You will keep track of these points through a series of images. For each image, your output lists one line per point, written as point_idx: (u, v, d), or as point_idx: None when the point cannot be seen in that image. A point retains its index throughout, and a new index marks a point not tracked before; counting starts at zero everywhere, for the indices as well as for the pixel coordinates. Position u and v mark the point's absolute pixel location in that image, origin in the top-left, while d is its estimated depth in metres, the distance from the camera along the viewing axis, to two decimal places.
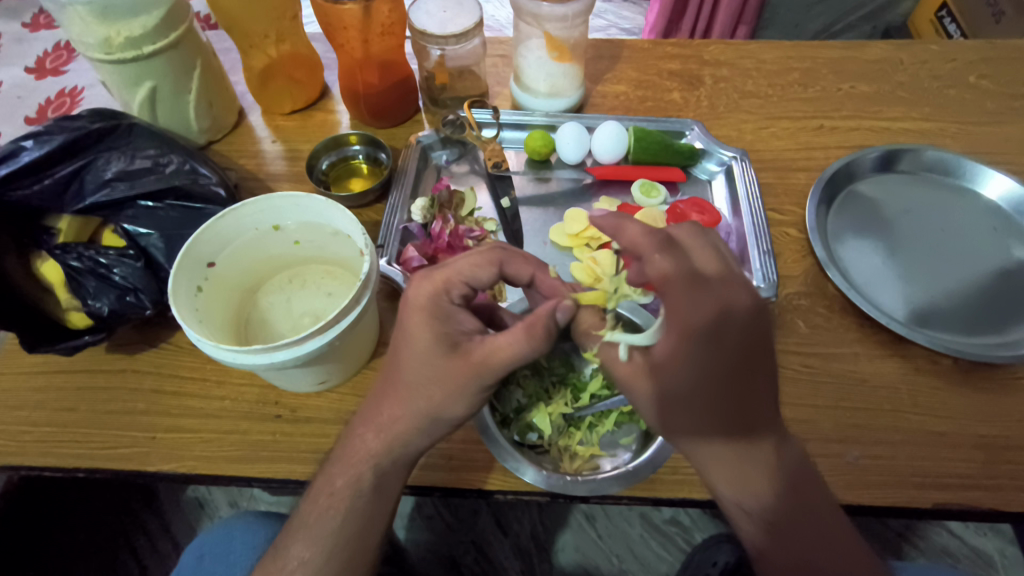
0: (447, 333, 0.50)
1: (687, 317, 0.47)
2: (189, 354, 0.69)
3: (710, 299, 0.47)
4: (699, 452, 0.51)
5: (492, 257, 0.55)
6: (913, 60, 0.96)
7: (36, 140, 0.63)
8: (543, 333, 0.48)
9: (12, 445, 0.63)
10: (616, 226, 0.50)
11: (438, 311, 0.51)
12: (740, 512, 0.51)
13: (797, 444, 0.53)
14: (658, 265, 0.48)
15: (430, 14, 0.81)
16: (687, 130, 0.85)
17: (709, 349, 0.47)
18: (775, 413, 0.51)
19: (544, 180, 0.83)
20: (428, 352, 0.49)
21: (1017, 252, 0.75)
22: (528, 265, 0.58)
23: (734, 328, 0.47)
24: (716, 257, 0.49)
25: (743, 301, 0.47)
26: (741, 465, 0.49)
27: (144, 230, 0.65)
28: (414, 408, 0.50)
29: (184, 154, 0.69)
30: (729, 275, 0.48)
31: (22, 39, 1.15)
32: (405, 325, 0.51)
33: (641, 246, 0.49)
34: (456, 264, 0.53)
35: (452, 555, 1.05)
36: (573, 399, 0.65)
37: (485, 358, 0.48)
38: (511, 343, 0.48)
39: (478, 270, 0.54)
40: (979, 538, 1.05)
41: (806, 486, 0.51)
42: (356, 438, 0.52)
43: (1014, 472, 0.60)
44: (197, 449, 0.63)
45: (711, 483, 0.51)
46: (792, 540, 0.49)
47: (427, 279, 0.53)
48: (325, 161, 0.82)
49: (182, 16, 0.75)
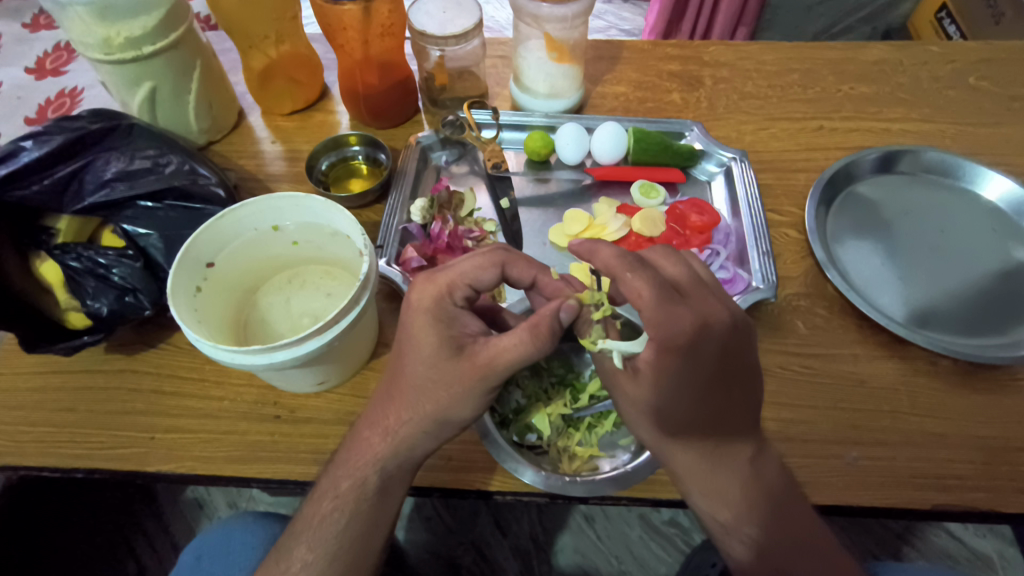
0: (452, 336, 0.50)
1: (668, 332, 0.47)
2: (188, 354, 0.69)
3: (689, 312, 0.47)
4: (676, 460, 0.51)
5: (495, 258, 0.55)
6: (912, 61, 0.96)
7: (35, 140, 0.63)
8: (546, 334, 0.48)
9: (10, 445, 0.63)
10: (590, 249, 0.50)
11: (442, 313, 0.51)
12: (716, 522, 0.51)
13: (775, 454, 0.54)
14: (635, 285, 0.47)
15: (429, 15, 0.81)
16: (686, 131, 0.85)
17: (687, 365, 0.47)
18: (752, 422, 0.52)
19: (544, 181, 0.83)
20: (434, 354, 0.50)
21: (1016, 253, 0.75)
22: (531, 267, 0.58)
23: (715, 342, 0.47)
24: (687, 269, 0.50)
25: (721, 316, 0.48)
26: (714, 473, 0.50)
27: (143, 230, 0.65)
28: (419, 411, 0.50)
29: (184, 154, 0.69)
30: (701, 288, 0.50)
31: (21, 39, 1.15)
32: (410, 328, 0.51)
33: (616, 267, 0.47)
34: (460, 266, 0.54)
35: (452, 556, 1.05)
36: (572, 399, 0.65)
37: (490, 360, 0.48)
38: (516, 345, 0.48)
39: (481, 272, 0.54)
40: (979, 539, 1.05)
41: (788, 496, 0.52)
42: (361, 441, 0.52)
43: (1013, 473, 0.60)
44: (197, 449, 0.63)
45: (686, 493, 0.52)
46: (768, 550, 0.50)
47: (432, 282, 0.53)
48: (325, 161, 0.82)
49: (182, 17, 0.75)
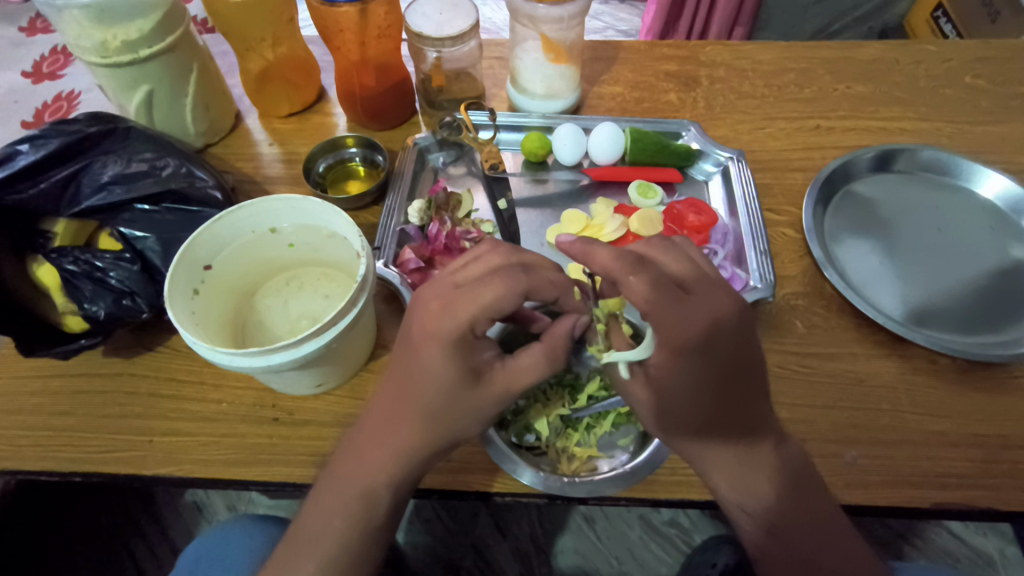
0: (470, 366, 0.48)
1: (680, 334, 0.45)
2: (186, 357, 0.69)
3: (701, 311, 0.46)
4: (701, 458, 0.51)
5: (519, 286, 0.48)
6: (908, 60, 0.96)
7: (32, 144, 0.63)
8: (563, 353, 0.52)
9: (9, 449, 0.63)
10: (584, 252, 0.46)
11: (460, 347, 0.47)
12: (743, 513, 0.51)
13: (797, 445, 0.54)
14: (634, 291, 0.44)
15: (426, 17, 0.81)
16: (684, 131, 0.85)
17: (700, 362, 0.47)
18: (771, 414, 0.52)
19: (541, 182, 0.83)
20: (454, 386, 0.48)
21: (1015, 252, 0.75)
22: (554, 288, 0.52)
23: (726, 337, 0.47)
24: (692, 265, 0.49)
25: (730, 310, 0.47)
26: (741, 467, 0.51)
27: (140, 233, 0.65)
28: (434, 430, 0.50)
29: (181, 158, 0.69)
30: (709, 283, 0.48)
31: (20, 44, 1.16)
32: (422, 359, 0.48)
33: (615, 271, 0.45)
34: (483, 300, 0.46)
35: (452, 558, 1.05)
36: (571, 400, 0.65)
37: (508, 385, 0.50)
38: (533, 367, 0.50)
39: (505, 302, 0.47)
40: (979, 538, 1.05)
41: (812, 486, 0.52)
42: (366, 454, 0.51)
43: (1012, 471, 0.60)
44: (195, 453, 0.63)
45: (712, 486, 0.52)
46: (795, 541, 0.50)
47: (449, 318, 0.47)
48: (321, 163, 0.82)
49: (179, 20, 0.76)
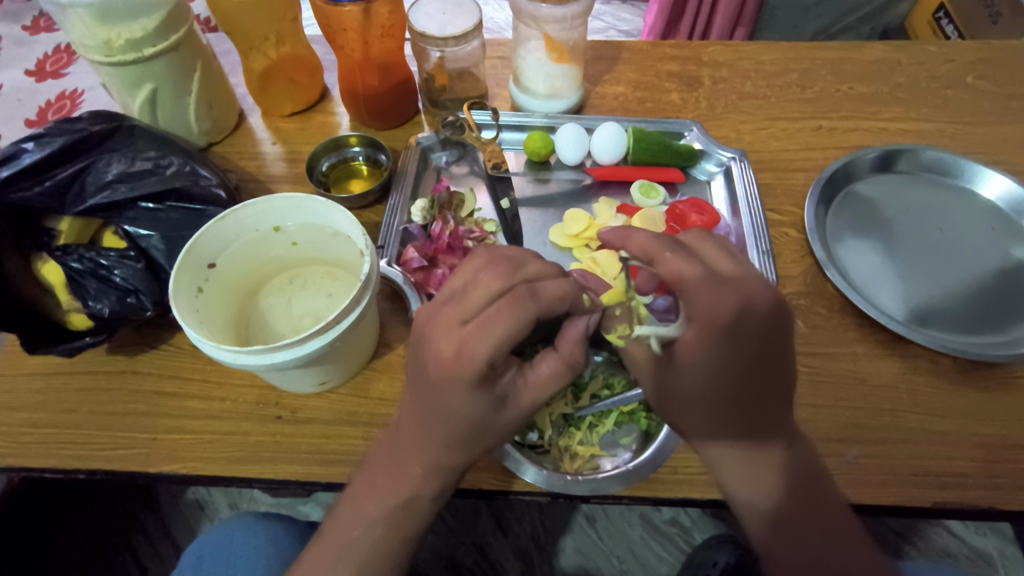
0: (492, 394, 0.47)
1: (711, 312, 0.45)
2: (190, 355, 0.69)
3: (733, 293, 0.45)
4: (712, 453, 0.52)
5: (530, 313, 0.44)
6: (910, 61, 0.96)
7: (37, 142, 0.63)
8: (584, 359, 0.51)
9: (12, 445, 0.63)
10: (622, 235, 0.47)
11: (479, 382, 0.45)
12: (750, 512, 0.51)
13: (807, 447, 0.54)
14: (671, 267, 0.45)
15: (429, 16, 0.81)
16: (686, 131, 0.85)
17: (729, 346, 0.46)
18: (785, 415, 0.52)
19: (544, 181, 0.83)
20: (479, 413, 0.47)
21: (1016, 252, 0.75)
22: (564, 302, 0.47)
23: (754, 324, 0.46)
24: (728, 254, 0.48)
25: (764, 297, 0.46)
26: (749, 465, 0.50)
27: (144, 231, 0.65)
28: (463, 448, 0.50)
29: (185, 156, 0.69)
30: (746, 271, 0.47)
31: (23, 42, 1.16)
32: (442, 395, 0.46)
33: (653, 249, 0.46)
34: (497, 340, 0.43)
35: (452, 556, 1.05)
36: (573, 398, 0.64)
37: (533, 399, 0.50)
38: (555, 378, 0.50)
39: (519, 335, 0.44)
40: (979, 538, 1.05)
41: (820, 490, 0.52)
42: (391, 467, 0.51)
43: (1013, 471, 0.60)
44: (198, 450, 0.63)
45: (721, 482, 0.52)
46: (801, 542, 0.50)
47: (465, 362, 0.44)
48: (325, 162, 0.83)
49: (182, 19, 0.76)
